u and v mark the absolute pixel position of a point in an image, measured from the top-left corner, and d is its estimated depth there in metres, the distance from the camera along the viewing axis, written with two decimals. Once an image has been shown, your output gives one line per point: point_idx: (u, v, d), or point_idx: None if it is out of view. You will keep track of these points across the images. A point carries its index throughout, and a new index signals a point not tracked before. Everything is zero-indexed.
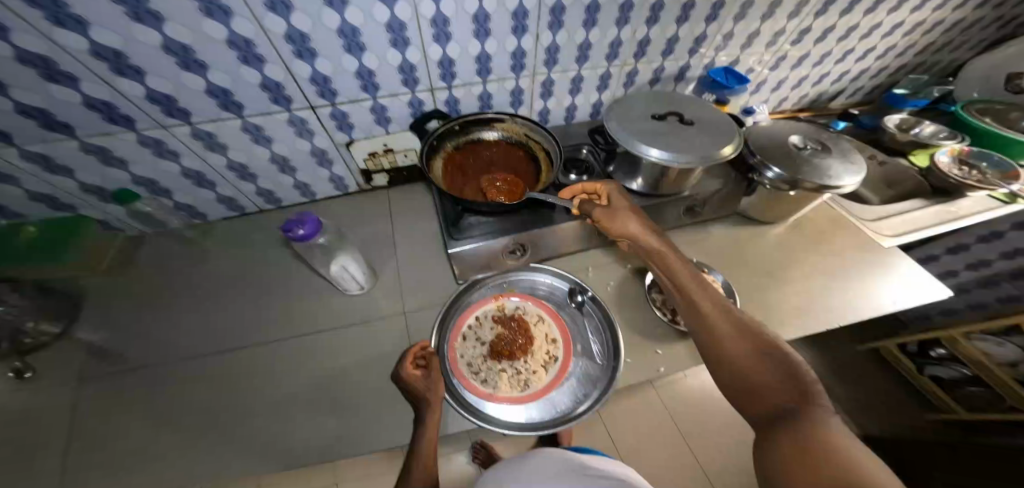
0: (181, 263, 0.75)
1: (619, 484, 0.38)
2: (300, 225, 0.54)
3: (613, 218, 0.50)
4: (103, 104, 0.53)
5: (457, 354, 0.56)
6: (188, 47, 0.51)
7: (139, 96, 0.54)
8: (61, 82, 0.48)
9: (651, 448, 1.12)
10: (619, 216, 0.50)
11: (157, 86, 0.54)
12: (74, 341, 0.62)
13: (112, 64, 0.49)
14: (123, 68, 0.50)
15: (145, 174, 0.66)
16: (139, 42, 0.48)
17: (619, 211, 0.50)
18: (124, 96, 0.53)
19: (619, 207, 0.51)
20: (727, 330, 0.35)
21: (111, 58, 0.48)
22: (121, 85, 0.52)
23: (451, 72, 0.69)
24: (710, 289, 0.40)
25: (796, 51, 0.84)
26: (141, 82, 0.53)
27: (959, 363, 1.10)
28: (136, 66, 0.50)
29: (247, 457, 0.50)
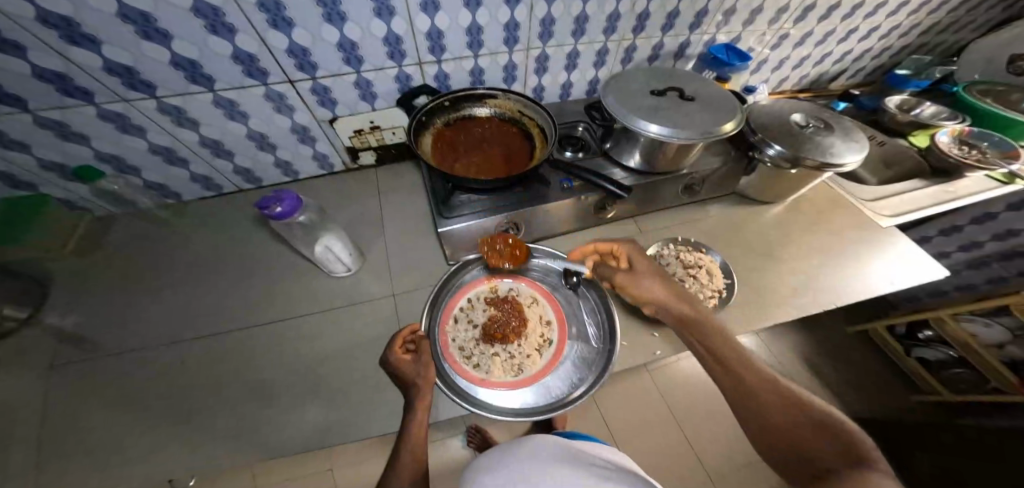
0: (155, 244, 0.71)
1: (619, 466, 0.36)
2: (278, 202, 0.50)
3: (635, 278, 0.51)
4: (55, 75, 0.49)
5: (448, 338, 0.54)
6: (148, 14, 0.46)
7: (96, 67, 0.50)
8: (5, 51, 0.44)
9: (644, 432, 1.13)
10: (641, 276, 0.51)
11: (115, 56, 0.49)
12: (40, 326, 0.59)
13: (62, 32, 0.45)
14: (76, 36, 0.46)
15: (110, 151, 0.62)
16: (91, 8, 0.43)
17: (640, 271, 0.51)
18: (79, 67, 0.49)
19: (639, 269, 0.51)
20: (758, 386, 0.36)
21: (61, 25, 0.44)
22: (75, 56, 0.47)
23: (440, 45, 0.66)
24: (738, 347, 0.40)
25: (798, 29, 0.82)
26: (97, 52, 0.48)
27: (945, 345, 1.13)
28: (89, 34, 0.46)
29: (225, 446, 0.48)
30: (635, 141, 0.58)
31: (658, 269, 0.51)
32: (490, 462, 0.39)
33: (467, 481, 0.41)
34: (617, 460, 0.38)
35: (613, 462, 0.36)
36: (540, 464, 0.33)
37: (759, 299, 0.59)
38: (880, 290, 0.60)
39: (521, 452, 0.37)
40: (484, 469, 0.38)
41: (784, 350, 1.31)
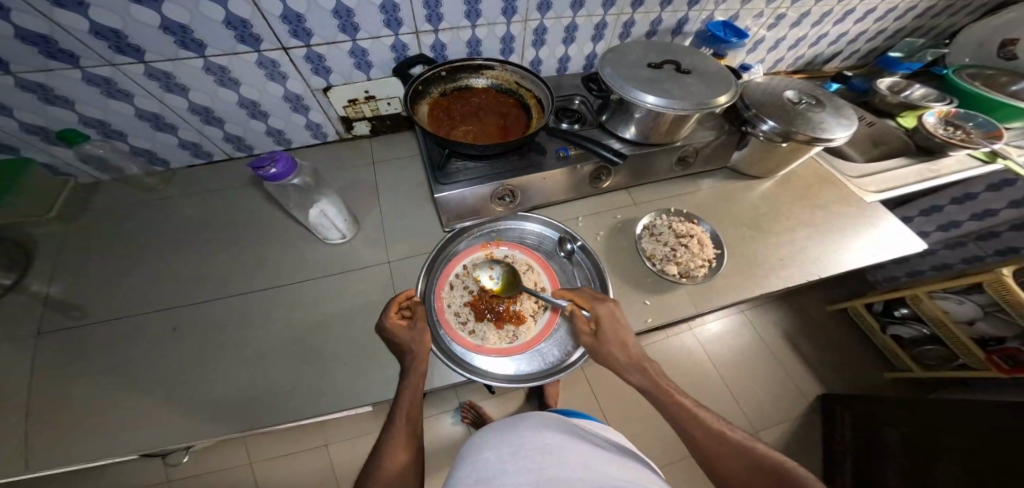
0: (143, 211, 0.69)
1: (619, 450, 0.37)
2: (272, 162, 0.50)
3: (601, 345, 0.47)
4: (38, 37, 0.47)
5: (444, 303, 0.55)
6: None
7: (81, 30, 0.48)
8: None
9: (634, 408, 1.16)
10: (606, 343, 0.46)
11: (102, 19, 0.48)
12: (26, 292, 0.58)
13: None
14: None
15: (95, 116, 0.60)
16: None
17: (604, 337, 0.46)
18: (64, 30, 0.47)
19: (605, 336, 0.46)
20: (716, 451, 0.38)
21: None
22: (60, 18, 0.46)
23: (437, 14, 0.64)
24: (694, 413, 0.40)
25: (795, 10, 0.82)
26: (83, 16, 0.47)
27: (919, 322, 1.17)
28: None
29: (223, 409, 0.49)
30: (631, 115, 0.58)
31: (622, 325, 0.47)
32: (490, 438, 0.36)
33: (466, 448, 0.39)
34: (610, 448, 0.37)
35: (609, 451, 0.35)
36: (558, 457, 0.30)
37: (747, 269, 0.61)
38: (862, 261, 0.62)
39: (532, 436, 0.34)
40: (483, 446, 0.35)
41: (769, 331, 1.34)
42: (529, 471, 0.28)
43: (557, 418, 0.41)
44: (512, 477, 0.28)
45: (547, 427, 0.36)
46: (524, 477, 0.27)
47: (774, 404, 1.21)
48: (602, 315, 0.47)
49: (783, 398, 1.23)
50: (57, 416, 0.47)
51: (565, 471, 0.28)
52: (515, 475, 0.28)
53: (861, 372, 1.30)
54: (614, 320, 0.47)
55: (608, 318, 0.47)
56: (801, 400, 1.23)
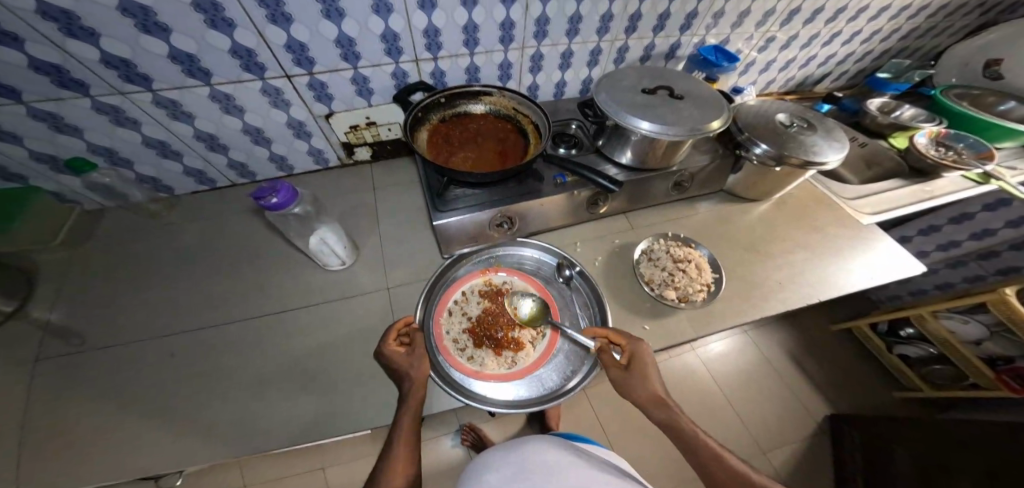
0: (145, 237, 0.70)
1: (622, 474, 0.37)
2: (273, 193, 0.51)
3: (630, 381, 0.46)
4: (51, 67, 0.49)
5: (442, 330, 0.54)
6: (147, 7, 0.47)
7: (92, 59, 0.50)
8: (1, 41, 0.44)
9: (638, 430, 1.14)
10: (634, 379, 0.45)
11: (113, 49, 0.50)
12: (28, 319, 0.58)
13: (59, 24, 0.45)
14: (74, 29, 0.46)
15: (104, 144, 0.61)
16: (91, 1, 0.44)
17: (636, 373, 0.45)
18: (76, 59, 0.49)
19: (637, 373, 0.45)
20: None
21: (60, 18, 0.44)
22: (72, 48, 0.48)
23: (437, 42, 0.67)
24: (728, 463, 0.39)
25: (784, 33, 0.84)
26: (95, 45, 0.48)
27: (927, 342, 1.16)
28: (89, 27, 0.46)
29: (219, 438, 0.48)
30: (626, 140, 0.59)
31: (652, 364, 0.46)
32: (493, 460, 0.36)
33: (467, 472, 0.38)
34: (614, 471, 0.36)
35: (612, 474, 0.35)
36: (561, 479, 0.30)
37: (746, 293, 0.60)
38: (861, 284, 0.62)
39: (534, 458, 0.34)
40: (486, 469, 0.35)
41: (773, 349, 1.33)
42: None
43: (560, 441, 0.40)
44: None
45: (550, 449, 0.36)
46: None
47: (781, 423, 1.19)
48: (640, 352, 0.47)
49: (789, 417, 1.20)
50: (53, 446, 0.47)
51: None
52: None
53: (868, 390, 1.28)
54: (650, 361, 0.46)
55: (641, 357, 0.46)
56: (809, 419, 1.21)
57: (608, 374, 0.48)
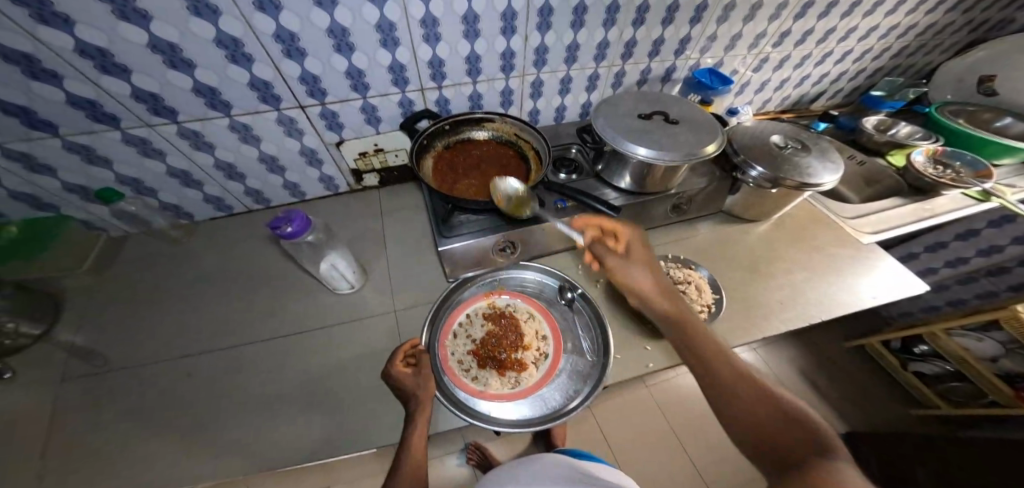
0: (165, 262, 0.73)
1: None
2: (288, 222, 0.53)
3: (627, 262, 0.51)
4: (87, 102, 0.53)
5: (447, 352, 0.56)
6: (175, 44, 0.51)
7: (124, 94, 0.54)
8: (44, 80, 0.48)
9: (646, 451, 1.12)
10: (631, 261, 0.51)
11: (143, 84, 0.54)
12: (55, 343, 0.61)
13: (96, 62, 0.49)
14: (108, 66, 0.50)
15: (130, 174, 0.65)
16: (125, 41, 0.48)
17: (632, 257, 0.51)
18: (109, 94, 0.53)
19: (633, 256, 0.51)
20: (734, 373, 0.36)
21: (96, 56, 0.48)
22: (106, 84, 0.52)
23: (441, 72, 0.70)
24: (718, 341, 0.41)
25: (777, 53, 0.86)
26: (127, 80, 0.52)
27: (941, 359, 1.15)
28: (122, 64, 0.50)
29: (232, 457, 0.50)
30: (624, 166, 0.61)
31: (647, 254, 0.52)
32: None
33: None
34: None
35: None
36: None
37: (747, 314, 0.61)
38: (863, 304, 0.62)
39: None
40: None
41: (782, 366, 1.31)
42: None
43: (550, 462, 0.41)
44: None
45: None
46: None
47: None
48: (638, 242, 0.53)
49: None
50: (77, 463, 0.49)
51: None
52: None
53: (882, 407, 1.25)
54: (647, 250, 0.52)
55: (638, 244, 0.53)
56: None
57: (606, 259, 0.53)
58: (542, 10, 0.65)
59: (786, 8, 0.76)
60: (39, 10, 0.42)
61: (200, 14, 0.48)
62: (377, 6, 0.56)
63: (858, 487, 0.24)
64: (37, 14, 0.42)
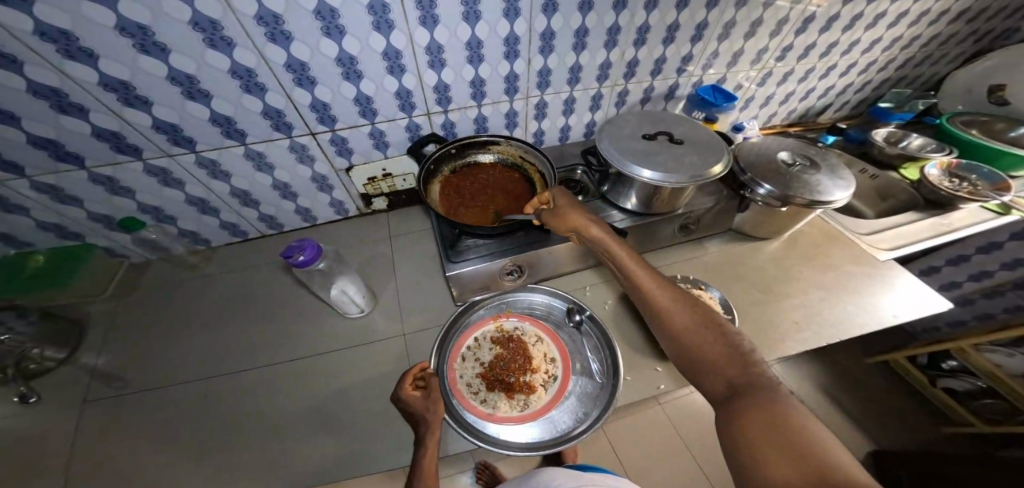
0: (184, 287, 0.76)
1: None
2: (300, 250, 0.55)
3: (562, 213, 0.54)
4: (110, 133, 0.56)
5: (456, 375, 0.56)
6: (192, 76, 0.53)
7: (145, 125, 0.56)
8: (71, 113, 0.51)
9: (661, 473, 1.08)
10: (564, 210, 0.54)
11: (163, 115, 0.56)
12: (79, 367, 0.63)
13: (119, 95, 0.52)
14: (131, 98, 0.53)
15: (151, 203, 0.68)
16: (146, 74, 0.51)
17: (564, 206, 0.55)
18: (132, 126, 0.56)
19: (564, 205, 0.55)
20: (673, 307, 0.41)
21: (119, 89, 0.51)
22: (129, 116, 0.54)
23: (447, 96, 0.72)
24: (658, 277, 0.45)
25: (780, 67, 0.86)
26: (148, 113, 0.55)
27: (971, 374, 1.10)
28: (144, 96, 0.53)
29: (242, 482, 0.50)
30: (629, 187, 0.62)
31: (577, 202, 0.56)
32: None
33: None
34: None
35: None
36: None
37: (760, 336, 0.59)
38: (879, 324, 0.60)
39: None
40: None
41: (800, 384, 1.29)
42: None
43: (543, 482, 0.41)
44: None
45: None
46: None
47: None
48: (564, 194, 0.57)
49: None
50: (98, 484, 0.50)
51: None
52: None
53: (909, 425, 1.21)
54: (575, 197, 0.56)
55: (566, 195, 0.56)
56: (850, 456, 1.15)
57: (544, 215, 0.56)
58: (543, 34, 0.66)
59: (786, 24, 0.77)
60: (65, 46, 0.45)
61: (215, 46, 0.51)
62: (383, 36, 0.58)
63: (780, 401, 0.29)
64: (64, 50, 0.45)
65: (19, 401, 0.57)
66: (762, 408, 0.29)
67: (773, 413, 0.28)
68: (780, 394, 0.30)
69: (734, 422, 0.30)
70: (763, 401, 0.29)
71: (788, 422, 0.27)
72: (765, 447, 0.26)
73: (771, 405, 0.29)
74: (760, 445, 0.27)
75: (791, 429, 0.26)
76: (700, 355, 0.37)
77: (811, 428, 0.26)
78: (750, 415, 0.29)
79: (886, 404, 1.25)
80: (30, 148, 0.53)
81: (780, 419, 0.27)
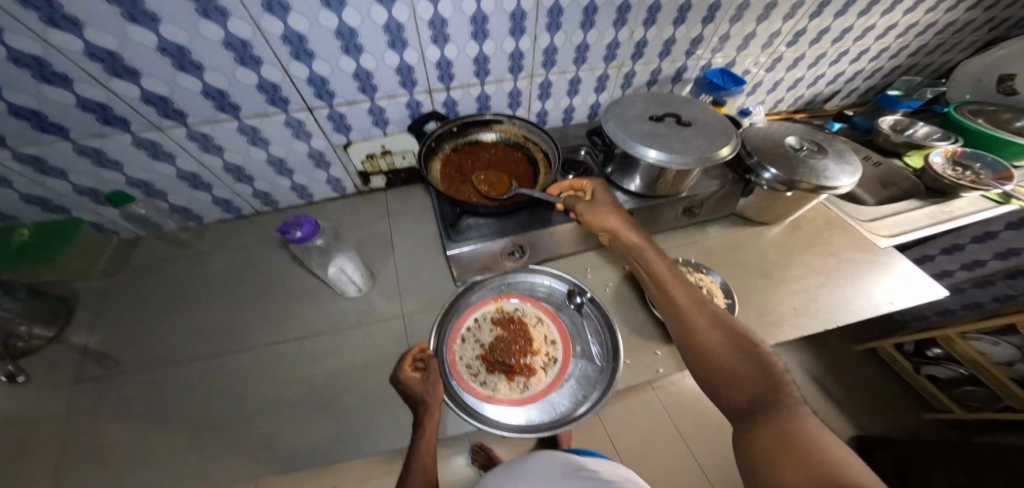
0: (178, 264, 0.74)
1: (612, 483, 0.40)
2: (297, 226, 0.53)
3: (594, 209, 0.53)
4: (97, 105, 0.53)
5: (456, 356, 0.55)
6: (184, 47, 0.50)
7: (134, 97, 0.54)
8: (55, 83, 0.48)
9: (652, 452, 1.12)
10: (599, 207, 0.53)
11: (152, 87, 0.53)
12: (70, 345, 0.61)
13: (105, 64, 0.49)
14: (119, 69, 0.50)
15: (140, 177, 0.65)
16: (135, 44, 0.48)
17: (598, 203, 0.53)
18: (119, 97, 0.53)
19: (599, 202, 0.53)
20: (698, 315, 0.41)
21: (106, 59, 0.48)
22: (116, 87, 0.52)
23: (449, 73, 0.69)
24: (686, 283, 0.44)
25: (791, 52, 0.85)
26: (137, 84, 0.52)
27: (955, 363, 1.13)
28: (132, 67, 0.50)
29: (240, 463, 0.49)
30: (634, 167, 0.60)
31: (613, 200, 0.54)
32: None
33: None
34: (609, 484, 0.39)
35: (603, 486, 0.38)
36: None
37: (761, 320, 0.59)
38: (876, 310, 0.61)
39: None
40: None
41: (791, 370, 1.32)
42: None
43: (561, 467, 0.44)
44: None
45: None
46: None
47: None
48: (601, 190, 0.55)
49: None
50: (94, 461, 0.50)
51: None
52: None
53: (892, 409, 1.26)
54: (611, 195, 0.54)
55: (601, 193, 0.55)
56: None
57: (574, 210, 0.55)
58: (551, 10, 0.64)
59: (801, 6, 0.74)
60: (48, 13, 0.42)
61: (209, 16, 0.48)
62: (385, 8, 0.56)
63: (801, 420, 0.29)
64: (47, 17, 0.42)
65: (7, 381, 0.56)
66: (782, 424, 0.29)
67: (794, 430, 0.28)
68: (802, 413, 0.30)
69: (751, 436, 0.30)
70: (783, 418, 0.30)
71: (810, 439, 0.27)
72: (782, 461, 0.26)
73: (792, 423, 0.29)
74: (776, 458, 0.27)
75: (811, 444, 0.27)
76: (722, 367, 0.37)
77: (831, 445, 0.26)
78: (770, 430, 0.29)
79: (872, 391, 1.29)
80: (11, 117, 0.50)
81: (801, 436, 0.27)
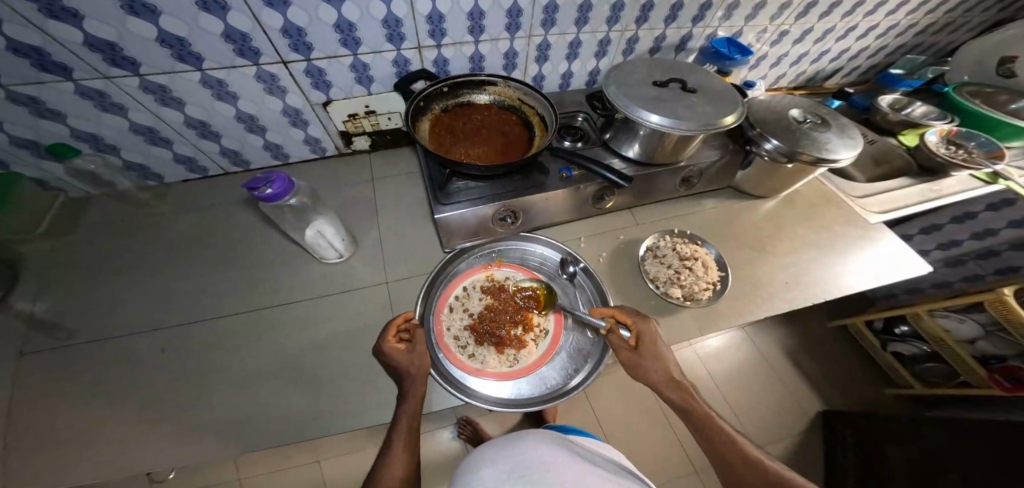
0: (137, 227, 0.68)
1: (601, 459, 0.41)
2: (267, 183, 0.48)
3: (641, 359, 0.47)
4: (30, 48, 0.45)
5: (443, 327, 0.53)
6: None
7: (75, 42, 0.47)
8: None
9: (632, 424, 1.16)
10: (647, 358, 0.46)
11: (97, 32, 0.46)
12: (9, 312, 0.55)
13: (39, 5, 0.42)
14: (55, 10, 0.43)
15: (88, 130, 0.58)
16: None
17: (647, 353, 0.46)
18: (58, 42, 0.46)
19: (647, 352, 0.46)
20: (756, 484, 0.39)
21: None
22: (53, 29, 0.45)
23: (441, 29, 0.64)
24: (738, 442, 0.42)
25: (798, 26, 0.82)
26: (78, 27, 0.45)
27: (919, 340, 1.19)
28: (72, 8, 0.43)
29: (211, 442, 0.46)
30: (634, 134, 0.58)
31: (663, 346, 0.47)
32: (490, 456, 0.39)
33: (462, 475, 0.40)
34: (598, 459, 0.40)
35: (597, 462, 0.39)
36: (562, 464, 0.34)
37: (753, 293, 0.59)
38: (864, 283, 0.62)
39: (528, 450, 0.38)
40: (488, 463, 0.38)
41: (768, 348, 1.37)
42: (551, 473, 0.32)
43: (553, 434, 0.44)
44: (536, 473, 0.33)
45: (543, 444, 0.39)
46: (548, 474, 0.32)
47: (775, 420, 1.22)
48: (646, 332, 0.48)
49: (784, 414, 1.24)
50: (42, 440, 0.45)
51: (570, 471, 0.33)
52: (547, 473, 0.32)
53: (858, 384, 1.33)
54: (659, 339, 0.47)
55: (649, 335, 0.47)
56: (805, 415, 1.25)
57: (619, 355, 0.48)
58: None
59: None
60: None
61: None
62: None
63: None
64: None
65: None
66: None
67: None
68: None
69: None
70: None
71: None
72: None
73: None
74: None
75: None
76: None
77: None
78: None
79: (842, 367, 1.35)
80: None
81: None
